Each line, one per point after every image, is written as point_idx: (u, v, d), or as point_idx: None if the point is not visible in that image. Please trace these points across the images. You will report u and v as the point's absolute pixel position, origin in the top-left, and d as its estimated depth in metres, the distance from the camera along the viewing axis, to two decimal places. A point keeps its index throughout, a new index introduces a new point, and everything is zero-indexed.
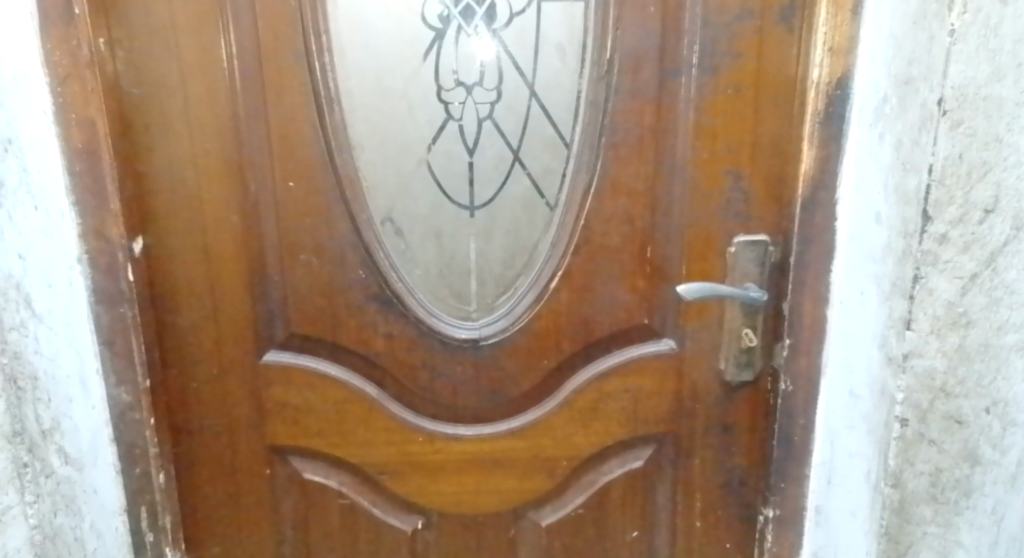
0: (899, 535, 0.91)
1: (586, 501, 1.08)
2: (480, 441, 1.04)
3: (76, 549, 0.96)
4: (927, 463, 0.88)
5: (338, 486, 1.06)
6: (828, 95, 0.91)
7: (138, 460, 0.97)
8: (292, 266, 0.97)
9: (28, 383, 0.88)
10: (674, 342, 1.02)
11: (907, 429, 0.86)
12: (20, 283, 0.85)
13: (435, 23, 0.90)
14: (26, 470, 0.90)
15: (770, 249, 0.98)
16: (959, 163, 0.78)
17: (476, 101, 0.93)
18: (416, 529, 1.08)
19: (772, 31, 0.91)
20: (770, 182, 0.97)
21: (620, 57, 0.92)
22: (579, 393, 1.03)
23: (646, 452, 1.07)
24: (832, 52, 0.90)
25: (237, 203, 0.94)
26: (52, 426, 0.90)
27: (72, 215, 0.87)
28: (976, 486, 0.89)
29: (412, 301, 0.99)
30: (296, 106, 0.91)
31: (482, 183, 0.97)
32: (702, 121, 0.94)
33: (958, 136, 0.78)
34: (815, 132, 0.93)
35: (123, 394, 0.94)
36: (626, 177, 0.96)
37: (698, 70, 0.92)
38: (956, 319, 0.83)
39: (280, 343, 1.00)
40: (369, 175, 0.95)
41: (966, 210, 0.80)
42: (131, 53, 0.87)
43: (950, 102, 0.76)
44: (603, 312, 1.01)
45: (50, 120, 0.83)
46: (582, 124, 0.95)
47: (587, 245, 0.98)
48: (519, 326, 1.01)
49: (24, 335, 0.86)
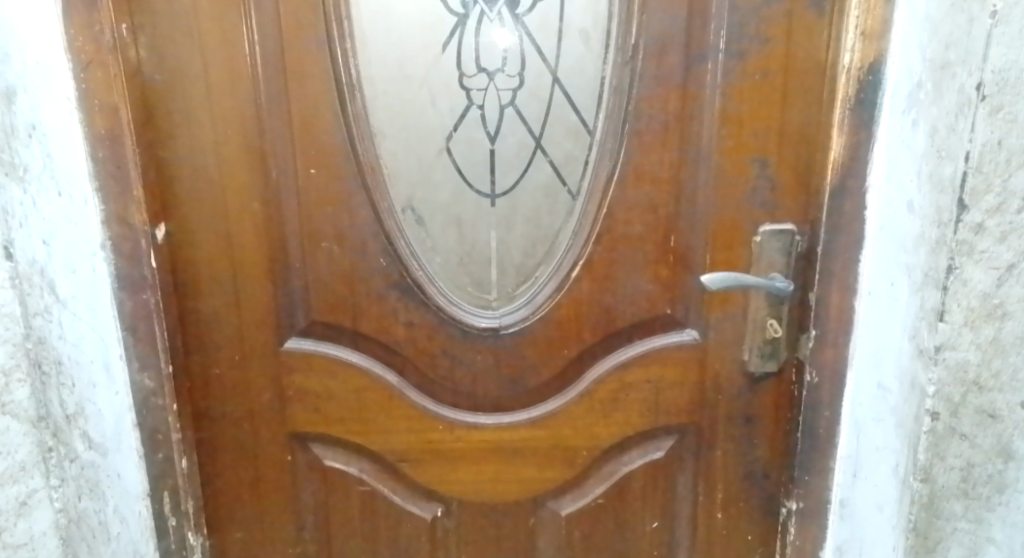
0: (928, 530, 0.89)
1: (606, 492, 1.07)
2: (500, 429, 1.04)
3: (100, 532, 0.95)
4: (958, 458, 0.86)
5: (358, 474, 1.06)
6: (860, 80, 0.89)
7: (160, 445, 0.98)
8: (313, 253, 0.96)
9: (53, 368, 0.87)
10: (697, 332, 1.01)
11: (938, 423, 0.84)
12: (44, 268, 0.85)
13: (457, 8, 0.89)
14: (52, 454, 0.90)
15: (798, 239, 0.96)
16: (998, 149, 0.76)
17: (498, 87, 0.92)
18: (435, 517, 1.08)
19: (802, 15, 0.89)
20: (799, 170, 0.95)
21: (646, 42, 0.90)
22: (601, 383, 1.02)
23: (667, 443, 1.06)
24: (864, 36, 0.87)
25: (259, 189, 0.93)
26: (77, 410, 0.90)
27: (95, 201, 0.87)
28: (1009, 482, 0.87)
29: (432, 290, 0.98)
30: (317, 93, 0.90)
31: (504, 170, 0.95)
32: (728, 106, 0.92)
33: (998, 122, 0.75)
34: (846, 119, 0.91)
35: (146, 380, 0.95)
36: (651, 165, 0.95)
37: (725, 56, 0.90)
38: (991, 311, 0.81)
39: (300, 330, 1.00)
40: (390, 163, 0.94)
41: (1004, 198, 0.78)
42: (153, 39, 0.87)
43: (989, 87, 0.74)
44: (625, 302, 0.99)
45: (74, 106, 0.84)
46: (606, 111, 0.93)
47: (610, 233, 0.97)
48: (539, 316, 1.00)
49: (48, 320, 0.86)
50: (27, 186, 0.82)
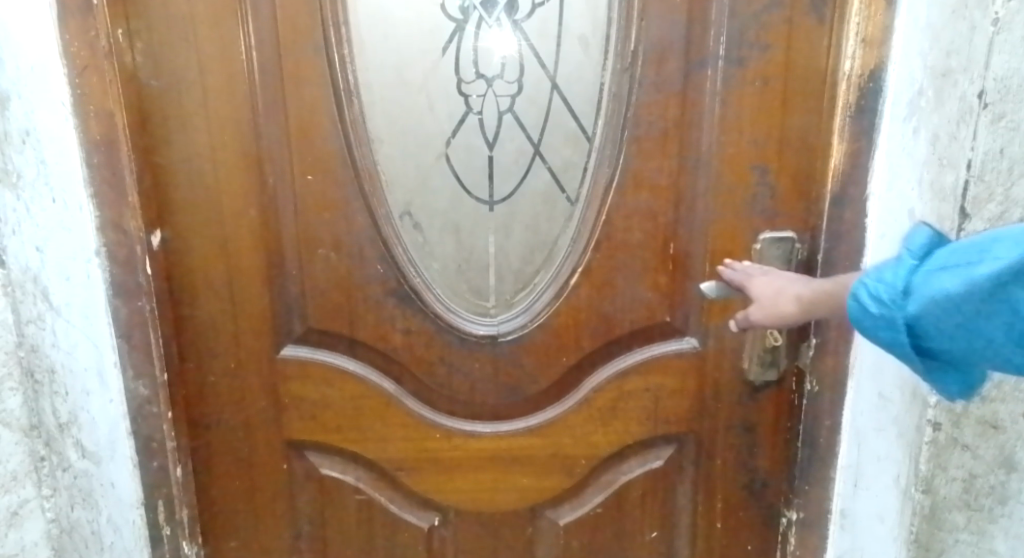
0: (930, 541, 0.89)
1: (605, 501, 1.06)
2: (498, 438, 1.03)
3: (93, 542, 0.97)
4: (960, 469, 0.85)
5: (355, 482, 1.05)
6: (860, 87, 0.88)
7: (155, 454, 0.96)
8: (310, 260, 0.96)
9: (46, 377, 0.89)
10: (697, 340, 1.00)
11: (940, 433, 0.84)
12: (37, 275, 0.86)
13: (456, 14, 0.88)
14: (44, 464, 0.93)
15: (797, 247, 0.96)
16: (1001, 158, 0.76)
17: (497, 93, 0.91)
18: (432, 526, 1.07)
19: (802, 22, 0.89)
20: (799, 177, 0.94)
21: (645, 49, 0.90)
22: (599, 392, 1.01)
23: (667, 452, 1.05)
24: (865, 43, 0.86)
25: (256, 195, 0.93)
26: (69, 419, 0.91)
27: (90, 207, 0.86)
28: (1012, 494, 0.86)
29: (429, 297, 0.97)
30: (314, 99, 0.90)
31: (502, 177, 0.94)
32: (728, 113, 0.92)
33: (1000, 130, 0.75)
34: (846, 126, 0.90)
35: (141, 388, 0.94)
36: (650, 172, 0.94)
37: (724, 62, 0.90)
38: None
39: (297, 337, 0.99)
40: (388, 169, 0.94)
41: (1006, 207, 0.77)
42: (150, 45, 0.86)
43: (991, 94, 0.74)
44: (624, 309, 0.99)
45: (69, 112, 0.83)
46: (605, 117, 0.92)
47: (609, 240, 0.96)
48: (538, 323, 0.99)
49: (41, 328, 0.87)
50: (19, 193, 0.83)
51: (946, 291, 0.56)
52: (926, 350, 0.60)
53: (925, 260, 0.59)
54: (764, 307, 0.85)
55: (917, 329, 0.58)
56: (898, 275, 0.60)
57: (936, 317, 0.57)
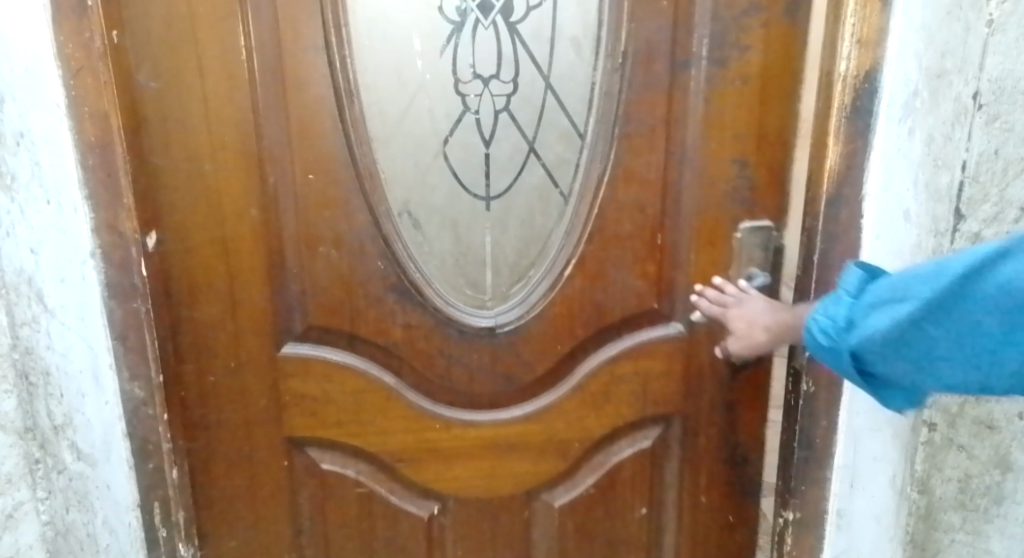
0: (926, 541, 0.94)
1: (598, 481, 1.07)
2: (496, 426, 1.03)
3: (88, 544, 0.95)
4: (955, 469, 0.90)
5: (355, 475, 1.05)
6: (855, 88, 0.85)
7: (150, 456, 0.96)
8: (311, 259, 0.95)
9: (40, 379, 0.87)
10: (683, 325, 1.02)
11: (935, 434, 0.89)
12: (32, 278, 0.84)
13: (453, 15, 0.88)
14: (38, 466, 0.91)
15: (774, 235, 0.99)
16: (995, 158, 0.83)
17: (493, 92, 0.91)
18: (432, 515, 1.07)
19: (778, 24, 0.91)
20: (773, 170, 0.97)
21: (634, 50, 0.90)
22: (592, 376, 1.02)
23: (654, 432, 1.07)
24: (860, 44, 0.84)
25: (257, 193, 0.93)
26: (64, 421, 0.89)
27: (86, 208, 0.86)
28: (1008, 494, 0.91)
29: (429, 292, 0.97)
30: (316, 100, 0.90)
31: (499, 172, 0.94)
32: (711, 110, 0.93)
33: (994, 131, 0.82)
34: (842, 128, 0.87)
35: (136, 390, 0.93)
36: (641, 166, 0.95)
37: (707, 62, 0.91)
38: None
39: (298, 335, 0.99)
40: (388, 167, 0.93)
41: (1000, 207, 0.85)
42: (144, 47, 0.86)
43: (986, 95, 0.81)
44: (614, 298, 1.00)
45: (64, 113, 0.82)
46: (596, 116, 0.93)
47: (601, 233, 0.97)
48: (534, 314, 0.99)
49: (36, 330, 0.86)
50: (15, 195, 0.81)
51: (880, 327, 0.66)
52: (868, 373, 0.69)
53: (861, 297, 0.69)
54: (739, 339, 0.93)
55: (857, 357, 0.68)
56: (841, 310, 0.70)
57: (872, 349, 0.67)
